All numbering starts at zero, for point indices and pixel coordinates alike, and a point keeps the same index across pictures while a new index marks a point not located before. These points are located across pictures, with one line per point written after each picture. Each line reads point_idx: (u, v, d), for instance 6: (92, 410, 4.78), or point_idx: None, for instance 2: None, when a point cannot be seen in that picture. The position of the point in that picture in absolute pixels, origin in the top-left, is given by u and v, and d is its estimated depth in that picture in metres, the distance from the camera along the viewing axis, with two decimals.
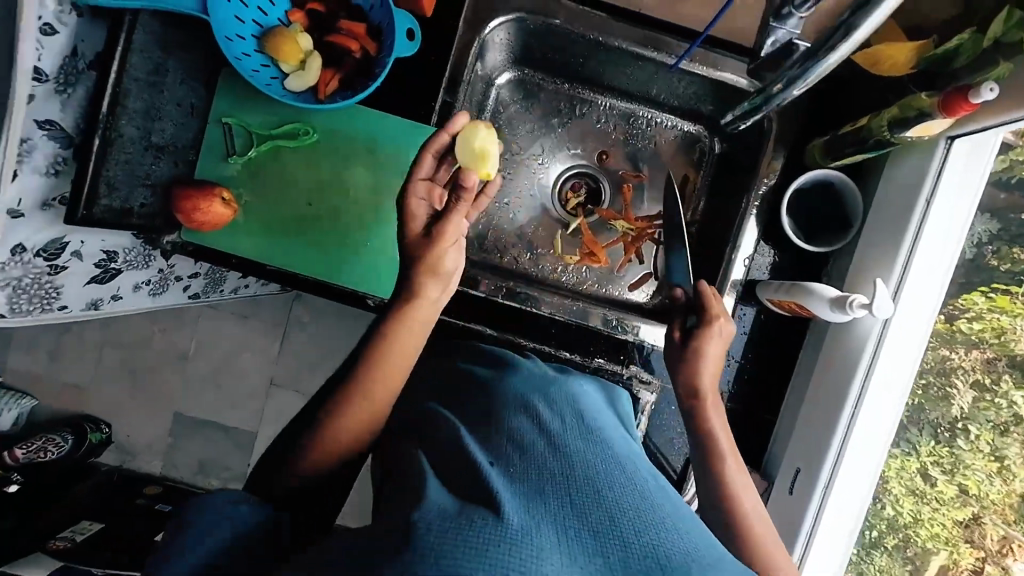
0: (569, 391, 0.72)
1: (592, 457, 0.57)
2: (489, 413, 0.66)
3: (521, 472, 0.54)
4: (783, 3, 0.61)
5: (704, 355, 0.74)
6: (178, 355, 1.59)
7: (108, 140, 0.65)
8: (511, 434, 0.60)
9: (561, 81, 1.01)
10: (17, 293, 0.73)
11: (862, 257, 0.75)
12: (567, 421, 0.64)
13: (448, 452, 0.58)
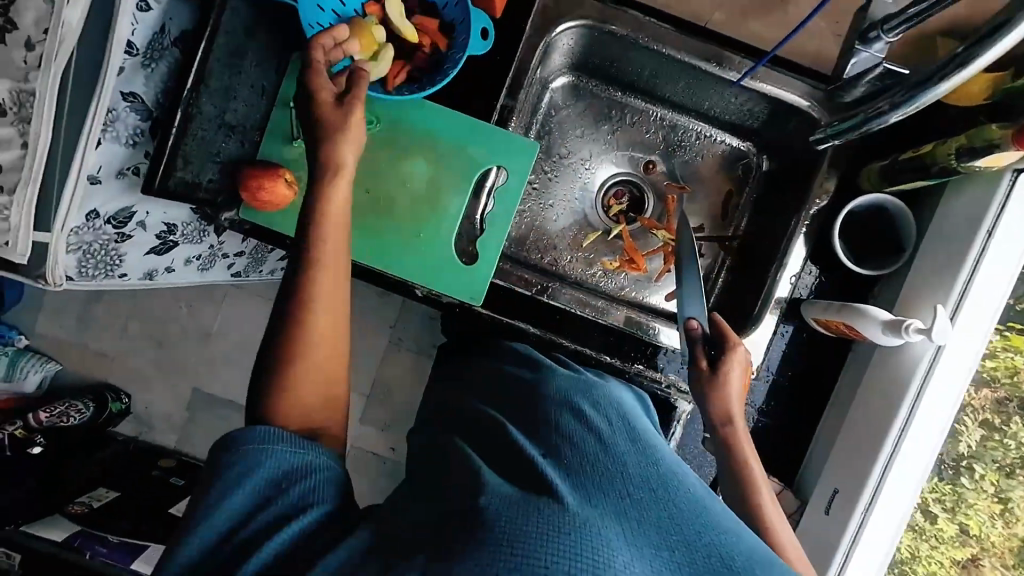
0: (610, 393, 0.72)
1: (642, 454, 0.59)
2: (534, 408, 0.67)
3: (576, 464, 0.55)
4: (871, 28, 0.79)
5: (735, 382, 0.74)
6: (202, 333, 1.56)
7: (188, 115, 0.70)
8: (560, 430, 0.61)
9: (614, 88, 1.02)
10: (86, 258, 0.75)
11: (915, 283, 0.76)
12: (612, 417, 0.65)
13: (499, 444, 0.60)
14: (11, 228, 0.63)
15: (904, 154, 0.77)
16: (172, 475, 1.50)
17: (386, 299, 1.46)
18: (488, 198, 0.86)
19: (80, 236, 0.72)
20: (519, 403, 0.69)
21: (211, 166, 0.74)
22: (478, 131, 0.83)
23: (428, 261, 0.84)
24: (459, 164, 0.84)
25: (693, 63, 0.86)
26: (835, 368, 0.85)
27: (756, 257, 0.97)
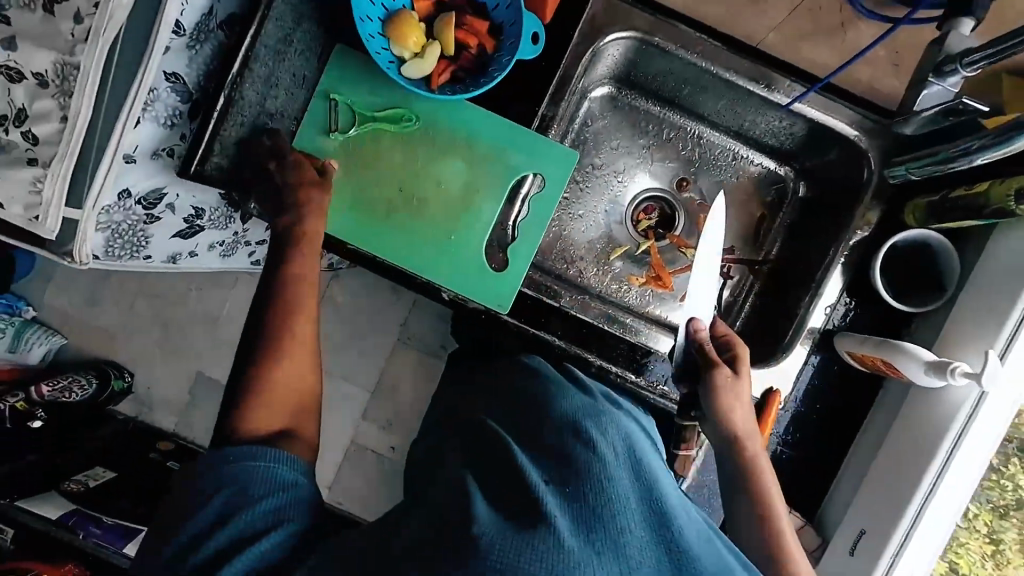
0: (616, 415, 0.69)
1: (647, 486, 0.57)
2: (539, 427, 0.66)
3: (579, 495, 0.54)
4: (947, 60, 0.70)
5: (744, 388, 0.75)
6: (209, 318, 1.55)
7: (230, 100, 0.69)
8: (564, 454, 0.59)
9: (652, 102, 1.00)
10: (113, 238, 0.73)
11: (958, 324, 0.74)
12: (619, 442, 0.63)
13: (502, 462, 0.59)
14: (43, 202, 0.62)
15: (954, 193, 0.75)
16: (170, 459, 1.44)
17: (398, 297, 1.45)
18: (523, 205, 0.84)
19: (110, 216, 0.70)
20: (525, 420, 0.68)
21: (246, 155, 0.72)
22: (518, 136, 0.82)
23: (457, 264, 0.83)
24: (496, 168, 0.82)
25: (740, 83, 0.84)
26: (865, 404, 0.83)
27: (788, 284, 0.95)
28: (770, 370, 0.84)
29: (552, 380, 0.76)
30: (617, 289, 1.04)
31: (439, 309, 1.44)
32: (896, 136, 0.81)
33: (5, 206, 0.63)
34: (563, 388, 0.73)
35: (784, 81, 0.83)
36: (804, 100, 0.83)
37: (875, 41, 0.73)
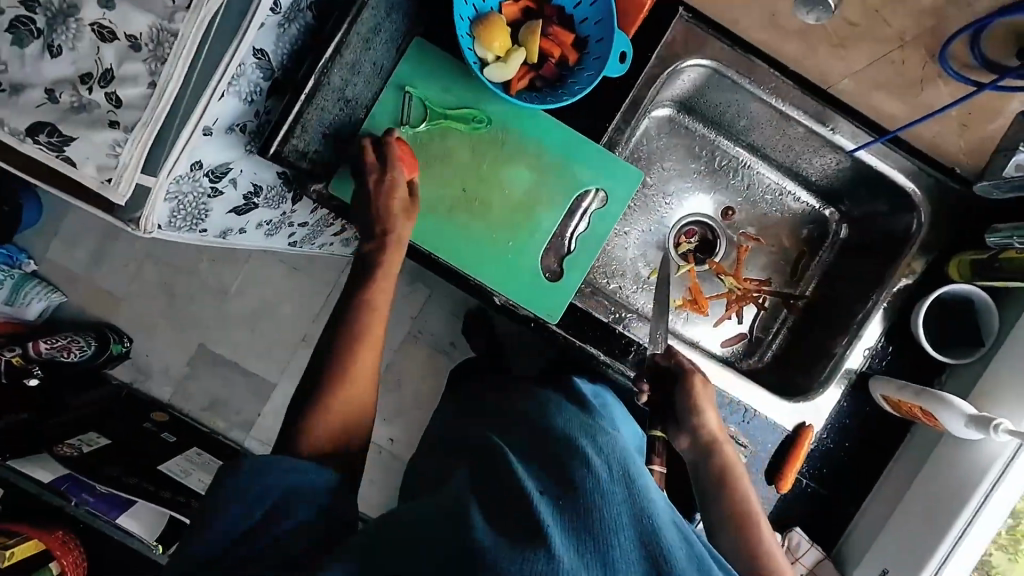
0: (610, 434, 0.69)
1: (641, 500, 0.56)
2: (541, 442, 0.66)
3: (574, 509, 0.54)
4: None
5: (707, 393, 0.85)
6: (218, 291, 1.51)
7: (317, 84, 0.72)
8: (559, 468, 0.59)
9: (708, 129, 1.01)
10: (177, 209, 0.71)
11: (993, 380, 0.77)
12: (618, 457, 0.62)
13: (502, 474, 0.58)
14: (119, 166, 0.60)
15: (1001, 255, 0.78)
16: (163, 431, 1.41)
17: (413, 290, 1.43)
18: (583, 220, 0.85)
19: (179, 186, 0.68)
20: (528, 437, 0.68)
21: (318, 140, 0.74)
22: (587, 150, 0.82)
23: (511, 269, 0.83)
24: (561, 180, 0.83)
25: (805, 124, 0.86)
26: (890, 447, 0.86)
27: (822, 322, 0.97)
28: (806, 405, 0.86)
29: (556, 402, 0.76)
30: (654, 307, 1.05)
31: (453, 307, 1.43)
32: (948, 191, 0.84)
33: (78, 166, 0.60)
34: (560, 412, 0.73)
35: (849, 126, 0.84)
36: (869, 149, 0.85)
37: (956, 101, 0.77)
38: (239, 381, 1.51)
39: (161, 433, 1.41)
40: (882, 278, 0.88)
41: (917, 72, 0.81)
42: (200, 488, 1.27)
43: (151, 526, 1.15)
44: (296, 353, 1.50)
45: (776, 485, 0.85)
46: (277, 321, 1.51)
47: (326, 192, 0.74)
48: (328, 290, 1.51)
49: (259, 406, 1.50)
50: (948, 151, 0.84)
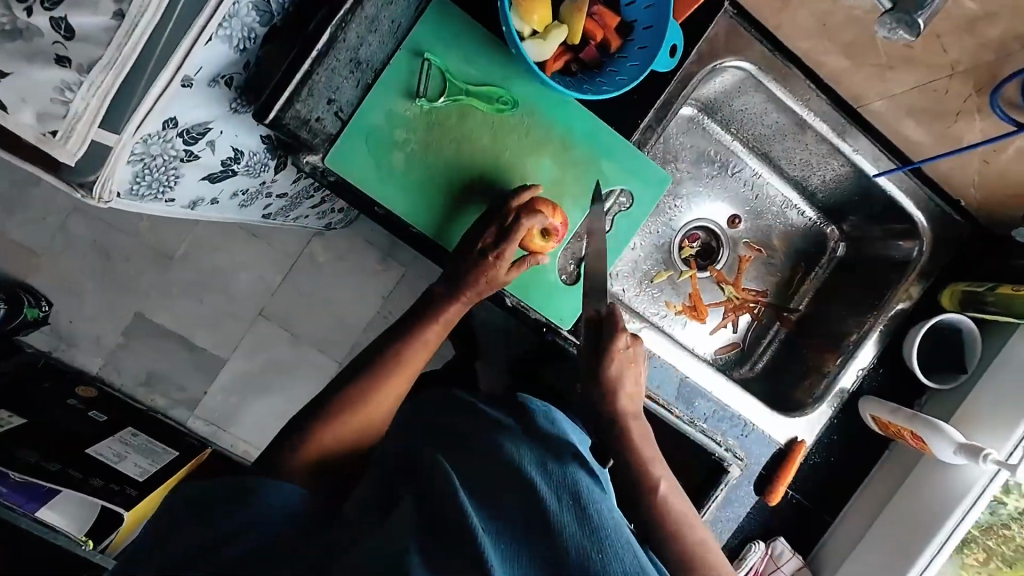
0: (562, 461, 0.64)
1: (587, 540, 0.53)
2: (487, 467, 0.61)
3: (516, 546, 0.52)
4: None
5: (634, 374, 0.72)
6: (161, 254, 1.32)
7: (332, 39, 0.66)
8: (503, 503, 0.56)
9: (727, 133, 0.98)
10: (143, 172, 0.61)
11: (973, 406, 0.81)
12: (572, 490, 0.59)
13: (447, 506, 0.53)
14: (68, 116, 0.50)
15: (995, 290, 0.81)
16: (91, 409, 1.21)
17: (386, 268, 1.37)
18: (605, 221, 0.80)
19: (147, 147, 0.58)
20: (482, 459, 0.63)
21: (325, 107, 0.68)
22: (617, 147, 0.77)
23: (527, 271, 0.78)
24: (588, 177, 0.77)
25: (833, 140, 0.87)
26: (868, 462, 0.90)
27: (815, 338, 0.98)
28: (799, 420, 0.88)
29: (511, 428, 0.69)
30: (655, 312, 1.02)
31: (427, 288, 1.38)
32: (949, 222, 0.88)
33: (11, 111, 0.50)
34: (507, 432, 0.68)
35: (870, 148, 0.86)
36: (890, 176, 0.87)
37: (985, 140, 0.78)
38: (182, 357, 1.33)
39: (88, 412, 1.21)
40: (880, 300, 0.91)
41: (954, 104, 0.76)
42: (138, 475, 1.10)
43: (80, 521, 0.99)
44: (251, 329, 1.35)
45: (765, 498, 0.87)
46: (230, 292, 1.34)
47: (323, 165, 0.70)
48: (291, 262, 1.35)
49: (205, 385, 1.34)
50: (953, 184, 0.86)
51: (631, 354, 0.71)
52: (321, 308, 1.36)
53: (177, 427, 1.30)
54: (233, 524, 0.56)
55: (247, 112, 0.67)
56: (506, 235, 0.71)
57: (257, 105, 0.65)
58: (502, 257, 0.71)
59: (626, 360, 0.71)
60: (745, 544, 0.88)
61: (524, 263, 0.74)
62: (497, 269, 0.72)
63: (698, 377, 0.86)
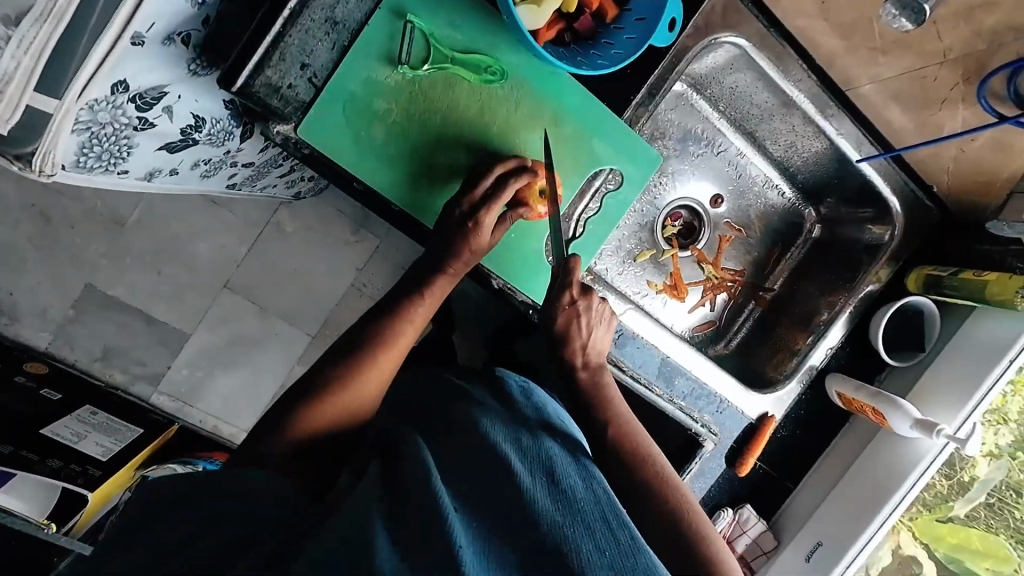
0: (538, 436, 0.64)
1: (562, 514, 0.53)
2: (464, 448, 0.61)
3: (491, 523, 0.53)
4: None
5: (583, 327, 0.72)
6: (112, 221, 1.22)
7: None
8: (481, 481, 0.57)
9: (715, 110, 0.96)
10: (91, 142, 0.55)
11: (929, 381, 0.87)
12: (545, 466, 0.59)
13: (420, 485, 0.53)
14: None
15: (960, 273, 0.85)
16: (44, 386, 1.11)
17: (359, 240, 1.32)
18: (594, 200, 0.79)
19: (94, 114, 0.52)
20: (462, 442, 0.62)
21: (298, 72, 0.63)
22: (608, 124, 0.76)
23: (516, 254, 0.77)
24: (577, 155, 0.76)
25: (819, 121, 0.87)
26: (831, 434, 0.95)
27: (788, 316, 1.01)
28: (770, 396, 0.92)
29: (490, 406, 0.69)
30: (637, 292, 1.02)
31: (401, 260, 1.34)
32: (920, 207, 0.91)
33: None
34: (487, 411, 0.68)
35: (854, 131, 0.87)
36: (872, 162, 0.88)
37: (965, 130, 0.80)
38: (140, 331, 1.25)
39: (40, 390, 1.10)
40: (852, 282, 0.95)
41: (943, 92, 0.79)
42: (100, 454, 1.04)
43: (40, 504, 0.95)
44: (216, 302, 1.28)
45: (736, 469, 0.91)
46: (191, 262, 1.26)
47: (296, 136, 0.65)
48: (257, 231, 1.28)
49: (168, 359, 1.27)
50: (929, 169, 0.89)
51: (580, 308, 0.71)
52: (290, 280, 1.30)
53: (139, 403, 1.23)
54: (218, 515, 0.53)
55: (207, 75, 0.61)
56: (489, 200, 0.68)
57: (224, 67, 0.60)
58: (481, 225, 0.69)
59: (571, 315, 0.71)
60: (714, 510, 0.92)
61: (507, 222, 0.71)
62: (479, 237, 0.69)
63: (679, 357, 0.88)
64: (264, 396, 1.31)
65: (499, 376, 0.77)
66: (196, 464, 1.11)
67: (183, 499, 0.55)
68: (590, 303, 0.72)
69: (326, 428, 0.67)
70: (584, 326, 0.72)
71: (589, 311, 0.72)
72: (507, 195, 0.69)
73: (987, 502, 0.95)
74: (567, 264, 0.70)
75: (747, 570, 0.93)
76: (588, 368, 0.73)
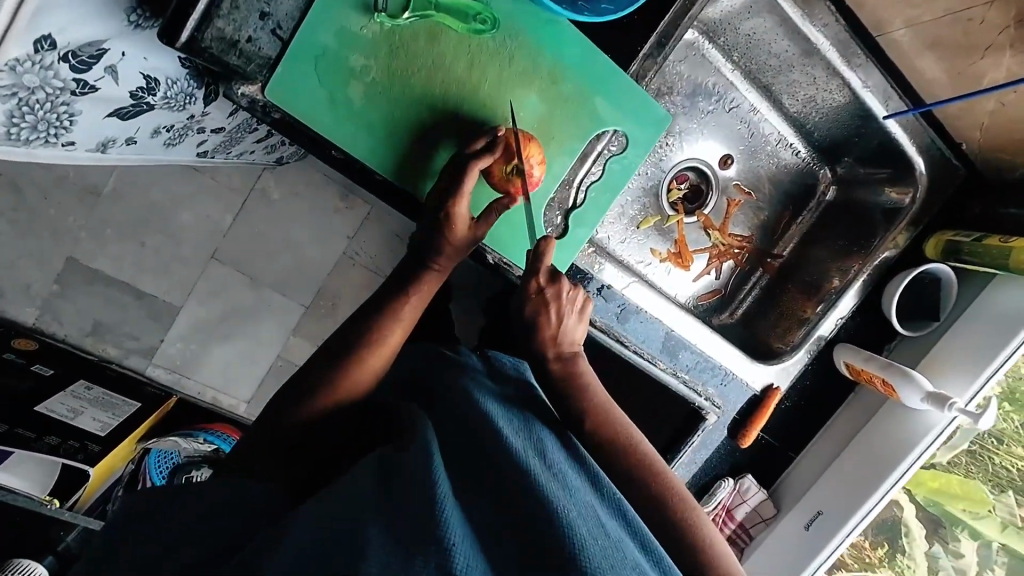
0: (532, 420, 0.63)
1: (563, 492, 0.52)
2: (460, 426, 0.59)
3: (485, 503, 0.50)
4: None
5: (553, 314, 0.67)
6: (86, 190, 1.14)
7: None
8: (479, 458, 0.55)
9: (729, 61, 0.88)
10: (18, 109, 0.50)
11: (941, 349, 0.84)
12: (540, 448, 0.58)
13: (417, 464, 0.51)
14: None
15: (984, 239, 0.80)
16: (35, 362, 1.05)
17: (349, 206, 1.26)
18: (597, 165, 0.74)
19: (18, 77, 0.46)
20: (458, 421, 0.60)
21: (258, 22, 0.55)
22: (612, 79, 0.69)
23: (507, 229, 0.72)
24: (577, 116, 0.70)
25: (844, 73, 0.80)
26: (835, 403, 0.94)
27: (798, 283, 0.97)
28: (776, 368, 0.89)
29: (485, 385, 0.67)
30: (641, 262, 0.96)
31: (394, 227, 1.28)
32: (945, 167, 0.85)
33: None
34: (482, 389, 0.66)
35: (882, 84, 0.81)
36: (899, 118, 0.83)
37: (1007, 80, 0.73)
38: (130, 305, 1.19)
39: (32, 365, 1.05)
40: (867, 248, 0.90)
41: (988, 37, 0.70)
42: (99, 429, 1.01)
43: (41, 481, 0.93)
44: (203, 275, 1.22)
45: (737, 440, 0.90)
46: (175, 233, 1.19)
47: (263, 98, 0.58)
48: (241, 199, 1.21)
49: (160, 334, 1.21)
50: (960, 126, 0.83)
51: (549, 297, 0.66)
52: (280, 250, 1.24)
53: (135, 376, 1.18)
54: (205, 512, 0.50)
55: (154, 27, 0.52)
56: (455, 189, 0.62)
57: (165, 20, 0.51)
58: (454, 216, 0.63)
59: (541, 304, 0.66)
60: (715, 480, 0.92)
61: (490, 216, 0.65)
62: (455, 232, 0.64)
63: (684, 330, 0.84)
64: (262, 369, 1.27)
65: (492, 358, 0.75)
66: (197, 438, 1.10)
67: (182, 484, 0.52)
68: (560, 290, 0.67)
69: (337, 405, 0.66)
70: (554, 316, 0.67)
71: (559, 299, 0.67)
72: (471, 182, 0.62)
73: (968, 449, 0.95)
74: (537, 247, 0.65)
75: (746, 536, 0.95)
76: (561, 359, 0.68)
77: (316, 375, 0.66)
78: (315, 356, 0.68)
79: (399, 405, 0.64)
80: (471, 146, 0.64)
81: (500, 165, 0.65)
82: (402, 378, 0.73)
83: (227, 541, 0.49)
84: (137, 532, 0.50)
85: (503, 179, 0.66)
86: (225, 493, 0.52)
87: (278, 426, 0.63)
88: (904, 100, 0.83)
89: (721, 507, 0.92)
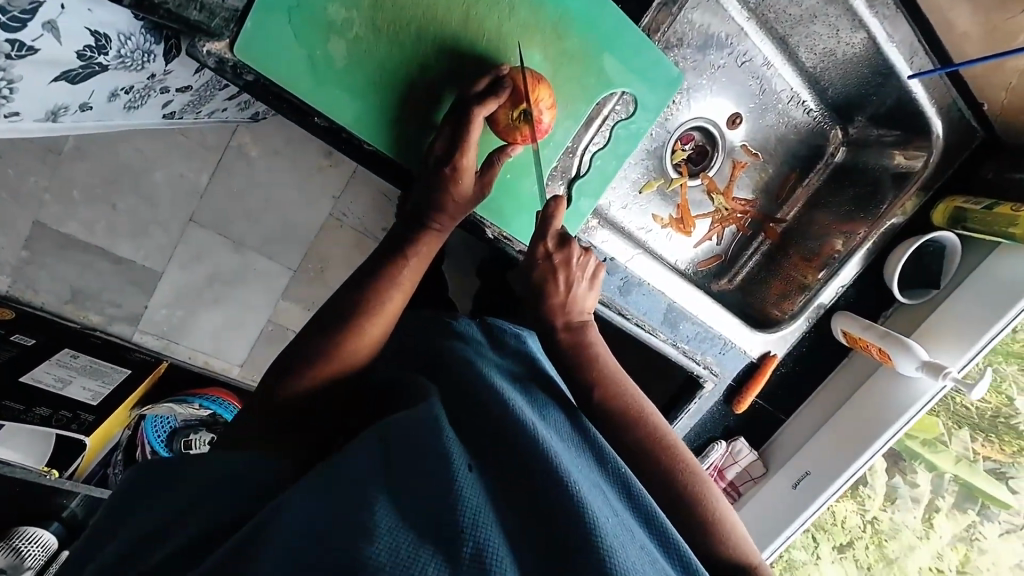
0: (539, 392, 0.62)
1: (573, 468, 0.51)
2: (466, 397, 0.58)
3: (497, 476, 0.50)
4: None
5: (561, 282, 0.65)
6: (44, 149, 1.05)
7: None
8: (488, 431, 0.54)
9: (744, 9, 0.81)
10: None
11: (939, 318, 0.84)
12: (546, 422, 0.58)
13: (426, 440, 0.49)
14: None
15: (995, 206, 0.78)
16: (14, 332, 1.01)
17: (334, 165, 1.19)
18: (601, 133, 0.71)
19: None
20: (464, 392, 0.59)
21: None
22: (623, 36, 0.64)
23: (512, 198, 0.69)
24: (584, 78, 0.65)
25: (870, 25, 0.75)
26: (827, 368, 0.95)
27: (799, 249, 0.95)
28: (774, 335, 0.89)
29: (489, 358, 0.66)
30: (642, 228, 0.93)
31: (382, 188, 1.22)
32: (964, 129, 0.82)
33: None
34: (486, 360, 0.65)
35: (908, 37, 0.76)
36: (925, 78, 0.78)
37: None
38: (109, 272, 1.14)
39: (12, 336, 1.00)
40: (874, 213, 0.87)
41: None
42: (89, 398, 0.96)
43: (38, 452, 0.91)
44: (181, 239, 1.16)
45: (731, 406, 0.92)
46: (148, 195, 1.12)
47: (232, 57, 0.52)
48: (216, 158, 1.13)
49: (142, 302, 1.17)
50: (982, 86, 0.79)
51: (557, 262, 0.64)
52: (262, 212, 1.18)
53: (121, 343, 1.15)
54: (193, 505, 0.46)
55: None
56: (460, 139, 0.57)
57: None
58: (460, 168, 0.58)
59: (548, 269, 0.64)
60: (708, 443, 0.95)
61: (494, 163, 0.61)
62: (459, 186, 0.59)
63: (685, 301, 0.83)
64: (252, 336, 1.24)
65: (496, 325, 0.73)
66: (193, 404, 1.07)
67: (178, 469, 0.50)
68: (569, 255, 0.65)
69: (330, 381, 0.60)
70: (562, 282, 0.65)
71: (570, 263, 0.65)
72: (475, 132, 0.57)
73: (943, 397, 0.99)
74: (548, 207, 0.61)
75: (736, 494, 0.99)
76: (570, 328, 0.66)
77: (315, 340, 0.60)
78: (314, 318, 0.63)
79: (405, 380, 0.61)
80: (471, 92, 0.58)
81: (508, 110, 0.59)
82: (393, 353, 0.71)
83: (226, 522, 0.45)
84: (138, 513, 0.48)
85: (508, 125, 0.60)
86: (225, 468, 0.49)
87: (278, 397, 0.58)
88: (931, 57, 0.77)
89: (713, 467, 0.95)
